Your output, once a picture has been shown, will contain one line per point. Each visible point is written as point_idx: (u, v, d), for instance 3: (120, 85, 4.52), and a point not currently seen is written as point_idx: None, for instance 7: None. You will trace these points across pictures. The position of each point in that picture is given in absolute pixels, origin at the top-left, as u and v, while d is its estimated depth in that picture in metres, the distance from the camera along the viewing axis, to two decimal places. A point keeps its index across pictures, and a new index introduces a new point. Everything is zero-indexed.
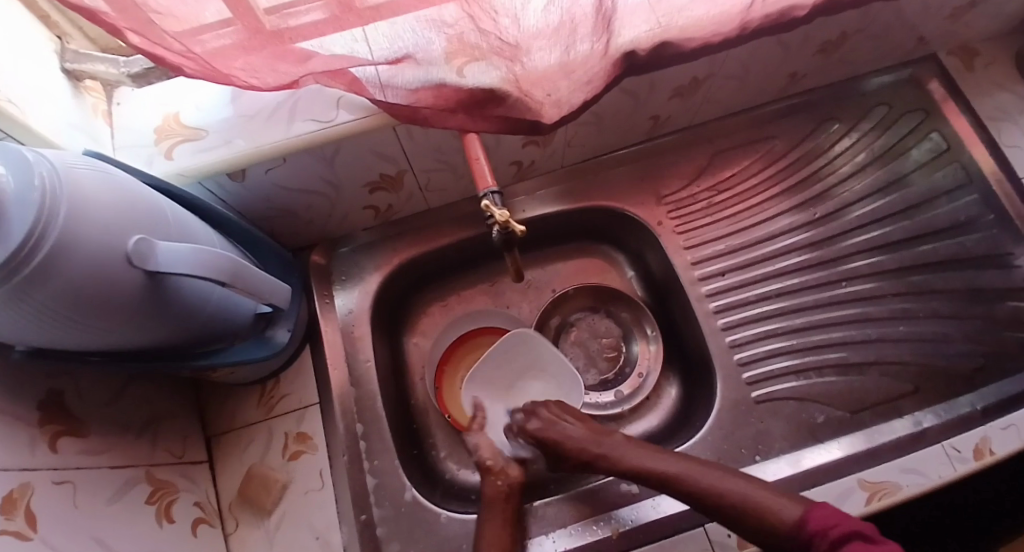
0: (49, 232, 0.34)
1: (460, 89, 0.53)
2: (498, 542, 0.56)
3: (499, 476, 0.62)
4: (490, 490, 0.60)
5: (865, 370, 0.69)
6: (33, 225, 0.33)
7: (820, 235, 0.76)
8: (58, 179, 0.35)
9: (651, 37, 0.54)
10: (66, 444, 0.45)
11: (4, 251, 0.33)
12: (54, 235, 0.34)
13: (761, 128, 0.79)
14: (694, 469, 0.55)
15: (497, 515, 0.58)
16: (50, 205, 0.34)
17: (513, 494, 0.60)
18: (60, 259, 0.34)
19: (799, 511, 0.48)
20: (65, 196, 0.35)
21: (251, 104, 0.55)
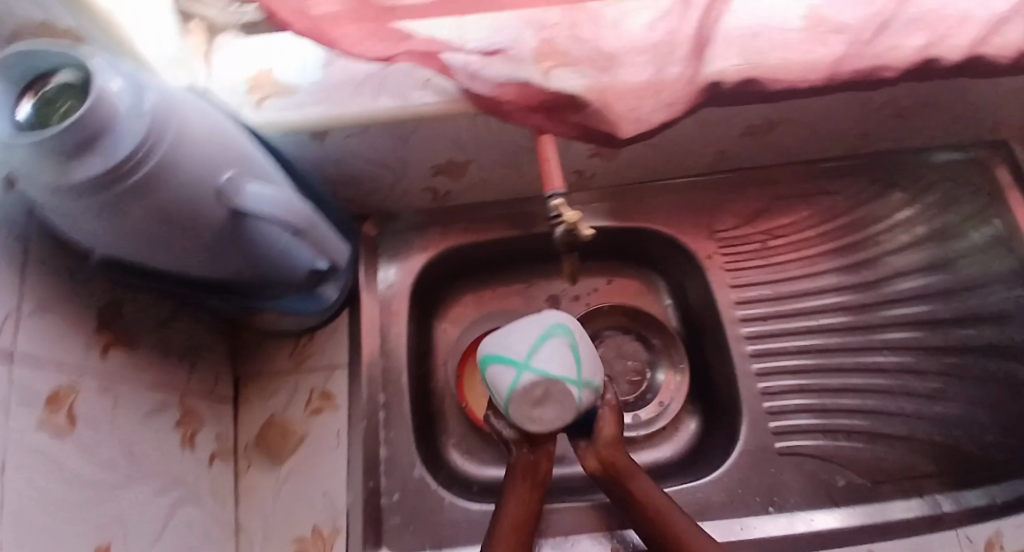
0: (144, 165, 0.35)
1: (544, 91, 0.53)
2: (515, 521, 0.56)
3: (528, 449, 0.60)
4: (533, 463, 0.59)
5: (892, 442, 0.68)
6: (133, 154, 0.34)
7: (867, 299, 0.74)
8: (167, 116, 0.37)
9: (739, 72, 0.54)
10: (115, 355, 0.47)
11: (96, 167, 0.33)
12: (148, 169, 0.36)
13: (824, 182, 0.78)
14: (660, 506, 0.57)
15: (520, 493, 0.58)
16: (154, 140, 0.36)
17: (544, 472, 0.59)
18: (146, 190, 0.36)
19: None
20: (168, 134, 0.37)
21: (341, 71, 0.55)
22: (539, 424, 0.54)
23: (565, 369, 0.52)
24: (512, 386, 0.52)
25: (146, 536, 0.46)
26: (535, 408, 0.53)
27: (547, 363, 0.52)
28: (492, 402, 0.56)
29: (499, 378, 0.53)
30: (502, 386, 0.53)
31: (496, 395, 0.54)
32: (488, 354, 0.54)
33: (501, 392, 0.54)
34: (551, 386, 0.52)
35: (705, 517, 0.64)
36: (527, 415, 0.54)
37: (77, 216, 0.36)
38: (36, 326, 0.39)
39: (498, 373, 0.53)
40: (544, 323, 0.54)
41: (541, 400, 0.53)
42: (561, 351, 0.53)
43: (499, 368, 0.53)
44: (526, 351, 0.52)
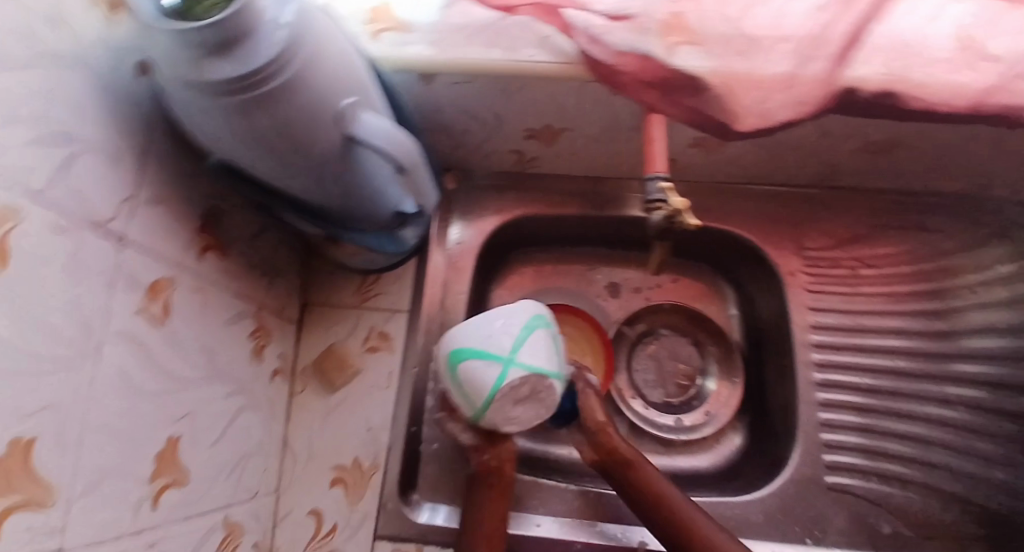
0: (272, 79, 0.35)
1: (664, 67, 0.51)
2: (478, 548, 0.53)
3: (488, 449, 0.57)
4: (489, 464, 0.56)
5: (948, 501, 0.65)
6: (264, 67, 0.35)
7: (951, 349, 0.69)
8: (304, 36, 0.37)
9: (880, 81, 0.50)
10: (209, 259, 0.48)
11: (230, 71, 0.34)
12: (274, 84, 0.36)
13: (933, 218, 0.72)
14: (666, 491, 0.54)
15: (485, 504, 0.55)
16: (287, 57, 0.36)
17: (505, 469, 0.56)
18: (268, 103, 0.36)
19: None
20: (301, 55, 0.36)
21: (462, 15, 0.54)
22: (514, 417, 0.53)
23: (549, 363, 0.51)
24: (494, 384, 0.49)
25: (211, 436, 0.48)
26: (513, 404, 0.51)
27: (532, 358, 0.50)
28: (460, 400, 0.52)
29: (477, 379, 0.49)
30: (482, 385, 0.49)
31: (473, 394, 0.50)
32: (464, 347, 0.50)
33: (478, 391, 0.50)
34: (537, 382, 0.50)
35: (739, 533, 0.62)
36: (506, 411, 0.51)
37: (205, 117, 0.37)
38: (149, 216, 0.40)
39: (478, 371, 0.49)
40: (519, 314, 0.51)
41: (523, 395, 0.51)
42: (544, 344, 0.51)
43: (477, 368, 0.49)
44: (510, 345, 0.49)
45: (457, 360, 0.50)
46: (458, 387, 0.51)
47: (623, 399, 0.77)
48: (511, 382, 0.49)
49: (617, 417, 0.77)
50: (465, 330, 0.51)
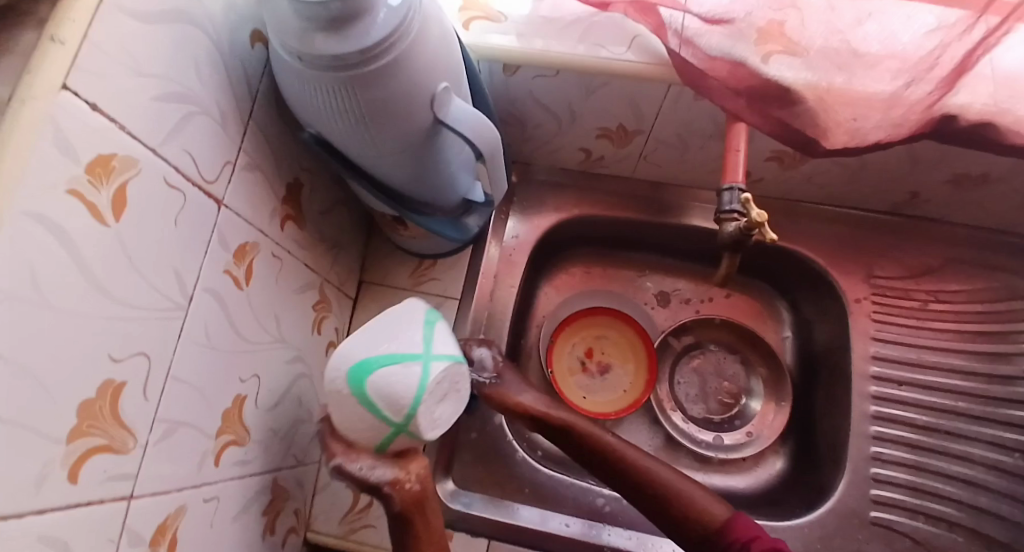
0: (373, 61, 0.36)
1: (757, 75, 0.49)
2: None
3: (400, 482, 0.46)
4: (404, 497, 0.46)
5: (999, 550, 0.62)
6: (367, 50, 0.35)
7: (1019, 395, 0.66)
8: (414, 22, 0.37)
9: (982, 111, 0.48)
10: (289, 229, 0.49)
11: (337, 49, 0.35)
12: (374, 67, 0.36)
13: (1013, 259, 0.69)
14: (623, 447, 0.53)
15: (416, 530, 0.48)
16: (392, 42, 0.36)
17: (428, 492, 0.48)
18: (364, 83, 0.37)
19: (721, 511, 0.50)
20: (406, 42, 0.36)
21: (555, 8, 0.55)
22: (437, 425, 0.45)
23: (459, 350, 0.46)
24: (418, 387, 0.42)
25: (272, 398, 0.49)
26: (435, 409, 0.44)
27: (447, 349, 0.45)
28: (372, 424, 0.43)
29: (394, 388, 0.42)
30: (403, 392, 0.42)
31: (392, 409, 0.42)
32: (372, 358, 0.42)
33: (400, 402, 0.42)
34: (456, 373, 0.45)
35: None
36: (430, 417, 0.44)
37: (308, 87, 0.38)
38: (245, 180, 0.41)
39: (396, 377, 0.41)
40: (416, 313, 0.46)
41: (443, 394, 0.45)
42: (448, 333, 0.46)
43: (388, 375, 0.41)
44: (420, 342, 0.44)
45: (360, 377, 0.42)
46: (370, 409, 0.42)
47: (663, 410, 0.76)
48: (439, 375, 0.43)
49: (654, 427, 0.75)
50: (357, 342, 0.43)
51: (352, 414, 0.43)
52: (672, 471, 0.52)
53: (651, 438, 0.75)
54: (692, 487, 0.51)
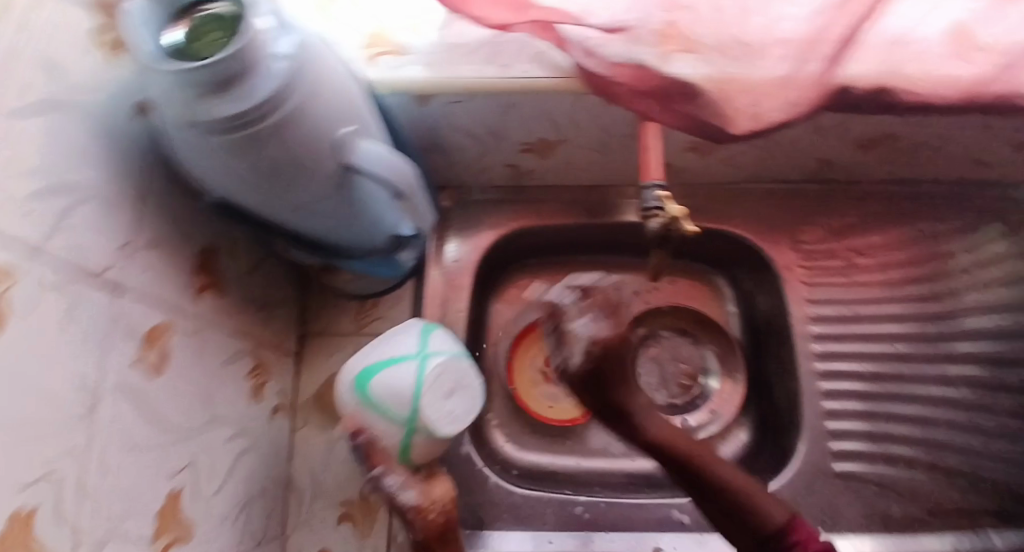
0: (264, 120, 0.34)
1: (659, 76, 0.50)
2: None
3: (422, 519, 0.48)
4: (428, 527, 0.48)
5: (955, 478, 0.65)
6: (255, 109, 0.33)
7: (943, 330, 0.70)
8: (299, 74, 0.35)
9: (873, 79, 0.50)
10: (207, 299, 0.47)
11: (225, 111, 0.33)
12: (266, 124, 0.34)
13: (921, 206, 0.73)
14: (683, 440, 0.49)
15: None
16: (280, 98, 0.34)
17: (452, 518, 0.50)
18: (258, 141, 0.35)
19: (784, 516, 0.42)
20: (294, 96, 0.35)
21: (457, 35, 0.53)
22: (451, 420, 0.49)
23: (459, 348, 0.52)
24: (416, 382, 0.48)
25: (216, 482, 0.47)
26: (444, 405, 0.49)
27: (446, 346, 0.51)
28: (387, 427, 0.48)
29: (396, 389, 0.48)
30: (404, 388, 0.48)
31: (399, 406, 0.48)
32: (371, 365, 0.49)
33: (404, 399, 0.48)
34: (458, 370, 0.50)
35: None
36: (439, 411, 0.48)
37: (200, 153, 0.36)
38: (147, 260, 0.39)
39: (395, 375, 0.48)
40: (411, 326, 0.52)
41: (449, 388, 0.49)
42: (446, 338, 0.53)
43: (390, 376, 0.48)
44: (417, 345, 0.50)
45: (365, 382, 0.49)
46: (377, 412, 0.48)
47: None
48: (436, 370, 0.49)
49: None
50: (364, 356, 0.51)
51: (370, 424, 0.49)
52: (744, 474, 0.46)
53: None
54: (761, 494, 0.44)
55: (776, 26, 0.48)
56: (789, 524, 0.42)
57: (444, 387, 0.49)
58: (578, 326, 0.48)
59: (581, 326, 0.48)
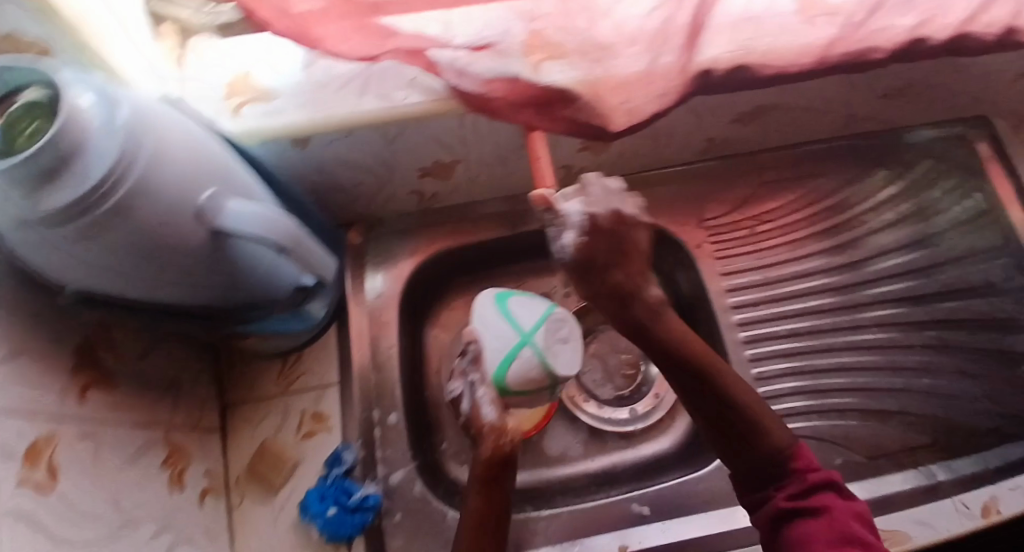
0: (108, 198, 0.32)
1: (534, 85, 0.50)
2: (475, 524, 0.48)
3: (483, 446, 0.51)
4: (488, 451, 0.50)
5: (885, 418, 0.68)
6: (94, 190, 0.31)
7: (849, 279, 0.75)
8: (138, 145, 0.34)
9: (731, 59, 0.52)
10: (94, 397, 0.46)
11: (61, 197, 0.31)
12: (112, 203, 0.33)
13: (809, 165, 0.78)
14: (703, 353, 0.48)
15: (484, 489, 0.49)
16: (120, 173, 0.32)
17: (513, 458, 0.51)
18: (108, 222, 0.33)
19: (791, 443, 0.47)
20: (136, 168, 0.33)
21: (324, 71, 0.50)
22: (558, 359, 0.53)
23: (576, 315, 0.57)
24: (541, 317, 0.54)
25: None
26: (556, 346, 0.53)
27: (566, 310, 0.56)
28: (501, 339, 0.52)
29: (527, 309, 0.54)
30: (530, 313, 0.53)
31: (519, 324, 0.53)
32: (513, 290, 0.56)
33: (523, 320, 0.53)
34: (569, 326, 0.55)
35: (706, 508, 0.64)
36: (552, 344, 0.53)
37: (50, 252, 0.35)
38: (7, 376, 0.39)
39: (526, 303, 0.55)
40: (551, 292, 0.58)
41: (564, 339, 0.54)
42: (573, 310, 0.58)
43: (522, 303, 0.55)
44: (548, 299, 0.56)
45: (503, 299, 0.54)
46: (500, 326, 0.53)
47: (576, 405, 0.78)
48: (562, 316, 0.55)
49: (576, 425, 0.77)
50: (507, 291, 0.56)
51: (489, 338, 0.53)
52: (758, 396, 0.48)
53: (576, 436, 0.76)
54: (776, 420, 0.48)
55: (623, 23, 0.49)
56: (793, 449, 0.47)
57: (554, 331, 0.54)
58: (569, 209, 0.49)
59: (575, 207, 0.49)
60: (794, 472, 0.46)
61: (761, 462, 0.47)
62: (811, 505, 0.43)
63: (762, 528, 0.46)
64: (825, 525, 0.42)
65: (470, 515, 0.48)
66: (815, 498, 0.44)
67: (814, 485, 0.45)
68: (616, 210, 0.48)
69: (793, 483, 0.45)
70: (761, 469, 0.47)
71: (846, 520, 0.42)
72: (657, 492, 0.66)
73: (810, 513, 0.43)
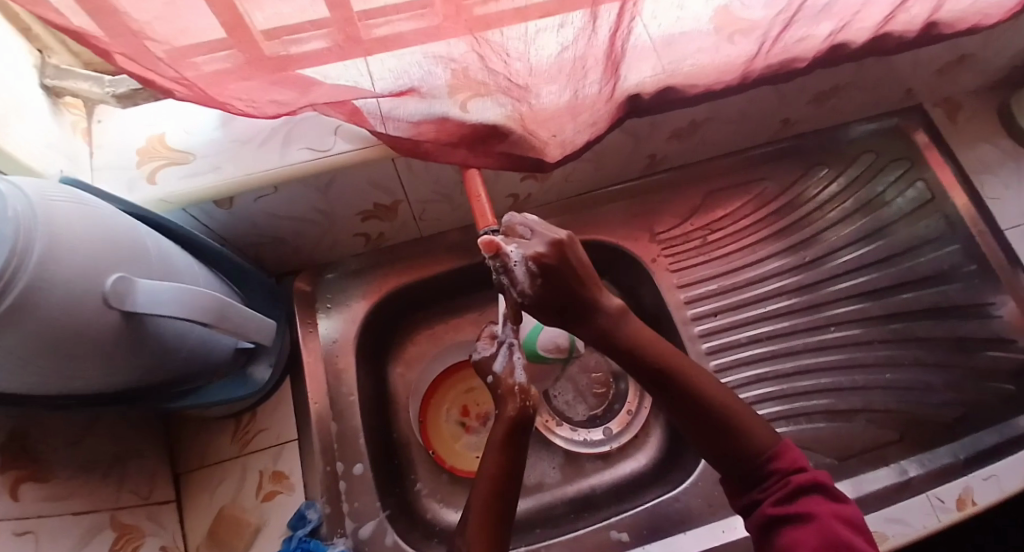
0: (10, 291, 0.31)
1: (463, 124, 0.50)
2: (492, 477, 0.50)
3: (511, 403, 0.54)
4: (514, 410, 0.54)
5: (852, 417, 0.68)
6: None
7: (805, 280, 0.75)
8: (32, 233, 0.32)
9: (656, 82, 0.52)
10: (27, 491, 0.44)
11: None
12: (14, 295, 0.31)
13: (753, 170, 0.78)
14: (675, 358, 0.48)
15: (505, 446, 0.52)
16: (16, 265, 0.31)
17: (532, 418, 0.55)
18: (14, 318, 0.32)
19: (772, 442, 0.46)
20: (35, 257, 0.32)
21: (245, 129, 0.52)
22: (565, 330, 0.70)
23: None
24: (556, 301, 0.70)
25: None
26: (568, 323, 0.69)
27: None
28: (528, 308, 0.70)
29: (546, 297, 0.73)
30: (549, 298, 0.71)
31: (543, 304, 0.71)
32: None
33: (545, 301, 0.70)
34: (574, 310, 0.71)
35: (686, 528, 0.63)
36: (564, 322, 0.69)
37: None
38: None
39: None
40: None
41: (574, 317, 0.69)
42: None
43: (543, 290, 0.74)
44: None
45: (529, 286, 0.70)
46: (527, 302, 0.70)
47: (549, 430, 0.77)
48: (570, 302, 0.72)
49: (551, 451, 0.76)
50: None
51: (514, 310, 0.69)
52: (733, 396, 0.48)
53: (552, 462, 0.75)
54: (754, 420, 0.47)
55: (535, 64, 0.46)
56: (776, 449, 0.46)
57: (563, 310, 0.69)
58: (509, 251, 0.45)
59: (515, 247, 0.45)
60: (780, 474, 0.45)
61: (744, 464, 0.46)
62: (797, 511, 0.42)
63: (753, 533, 0.45)
64: (812, 531, 0.40)
65: (487, 471, 0.51)
66: (802, 502, 0.43)
67: (800, 488, 0.43)
68: (559, 237, 0.45)
69: (779, 486, 0.44)
70: (744, 471, 0.46)
71: (833, 526, 0.41)
72: (635, 517, 0.64)
73: (798, 518, 0.42)
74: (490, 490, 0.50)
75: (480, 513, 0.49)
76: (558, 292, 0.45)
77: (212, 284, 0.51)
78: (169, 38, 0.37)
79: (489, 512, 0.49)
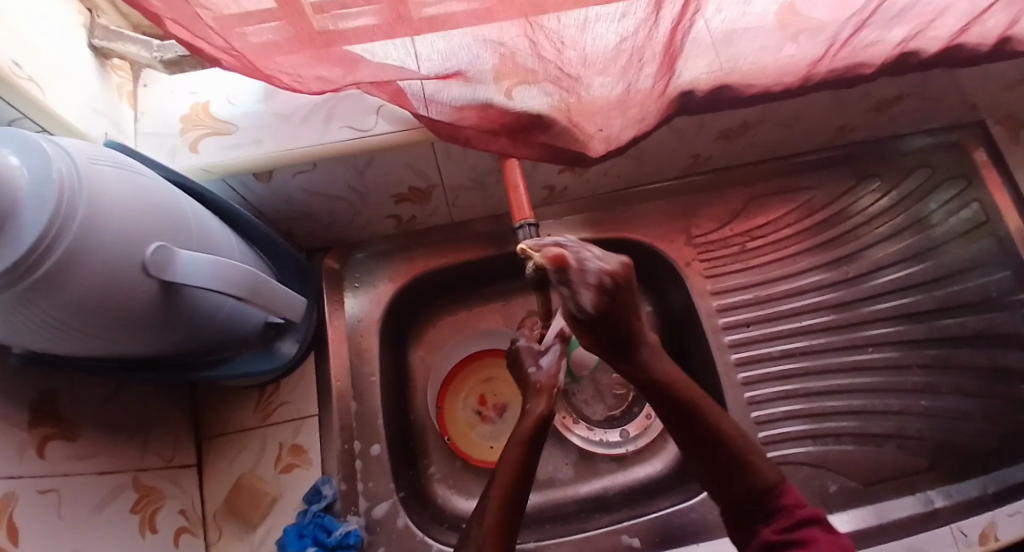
0: (43, 263, 0.31)
1: (507, 112, 0.49)
2: (512, 469, 0.50)
3: (542, 399, 0.56)
4: (539, 408, 0.55)
5: (882, 442, 0.66)
6: (25, 256, 0.31)
7: (846, 297, 0.72)
8: (75, 206, 0.32)
9: (710, 79, 0.49)
10: (55, 449, 0.45)
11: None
12: (48, 266, 0.32)
13: (799, 178, 0.75)
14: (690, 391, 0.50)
15: (526, 442, 0.52)
16: (53, 240, 0.31)
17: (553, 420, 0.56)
18: (47, 288, 0.32)
19: (777, 478, 0.47)
20: (73, 233, 0.32)
21: (286, 103, 0.51)
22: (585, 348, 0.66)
23: None
24: None
25: None
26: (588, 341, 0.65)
27: None
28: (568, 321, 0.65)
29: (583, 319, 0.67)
30: None
31: None
32: None
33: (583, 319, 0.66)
34: None
35: (700, 539, 0.62)
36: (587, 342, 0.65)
37: None
38: None
39: None
40: None
41: None
42: None
43: None
44: None
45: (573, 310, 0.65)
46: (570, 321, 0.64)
47: (566, 428, 0.76)
48: None
49: (565, 447, 0.75)
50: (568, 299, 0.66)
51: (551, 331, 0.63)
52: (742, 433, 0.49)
53: (566, 458, 0.75)
54: (761, 457, 0.48)
55: (590, 52, 0.44)
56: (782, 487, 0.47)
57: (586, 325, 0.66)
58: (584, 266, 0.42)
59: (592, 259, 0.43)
60: (783, 511, 0.45)
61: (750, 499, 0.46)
62: (796, 537, 0.42)
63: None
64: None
65: (505, 467, 0.50)
66: (803, 532, 0.43)
67: (801, 519, 0.44)
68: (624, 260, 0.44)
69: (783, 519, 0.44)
70: (750, 505, 0.46)
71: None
72: (646, 523, 0.64)
73: (795, 544, 0.42)
74: (508, 480, 0.49)
75: (497, 501, 0.48)
76: (608, 316, 0.45)
77: (247, 261, 0.51)
78: (219, 6, 0.36)
79: (504, 503, 0.48)
